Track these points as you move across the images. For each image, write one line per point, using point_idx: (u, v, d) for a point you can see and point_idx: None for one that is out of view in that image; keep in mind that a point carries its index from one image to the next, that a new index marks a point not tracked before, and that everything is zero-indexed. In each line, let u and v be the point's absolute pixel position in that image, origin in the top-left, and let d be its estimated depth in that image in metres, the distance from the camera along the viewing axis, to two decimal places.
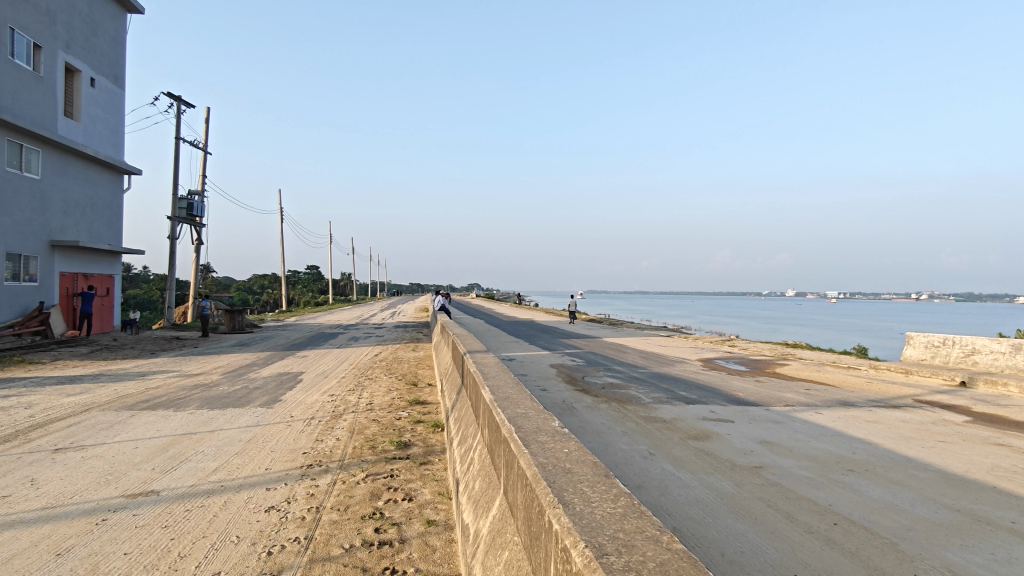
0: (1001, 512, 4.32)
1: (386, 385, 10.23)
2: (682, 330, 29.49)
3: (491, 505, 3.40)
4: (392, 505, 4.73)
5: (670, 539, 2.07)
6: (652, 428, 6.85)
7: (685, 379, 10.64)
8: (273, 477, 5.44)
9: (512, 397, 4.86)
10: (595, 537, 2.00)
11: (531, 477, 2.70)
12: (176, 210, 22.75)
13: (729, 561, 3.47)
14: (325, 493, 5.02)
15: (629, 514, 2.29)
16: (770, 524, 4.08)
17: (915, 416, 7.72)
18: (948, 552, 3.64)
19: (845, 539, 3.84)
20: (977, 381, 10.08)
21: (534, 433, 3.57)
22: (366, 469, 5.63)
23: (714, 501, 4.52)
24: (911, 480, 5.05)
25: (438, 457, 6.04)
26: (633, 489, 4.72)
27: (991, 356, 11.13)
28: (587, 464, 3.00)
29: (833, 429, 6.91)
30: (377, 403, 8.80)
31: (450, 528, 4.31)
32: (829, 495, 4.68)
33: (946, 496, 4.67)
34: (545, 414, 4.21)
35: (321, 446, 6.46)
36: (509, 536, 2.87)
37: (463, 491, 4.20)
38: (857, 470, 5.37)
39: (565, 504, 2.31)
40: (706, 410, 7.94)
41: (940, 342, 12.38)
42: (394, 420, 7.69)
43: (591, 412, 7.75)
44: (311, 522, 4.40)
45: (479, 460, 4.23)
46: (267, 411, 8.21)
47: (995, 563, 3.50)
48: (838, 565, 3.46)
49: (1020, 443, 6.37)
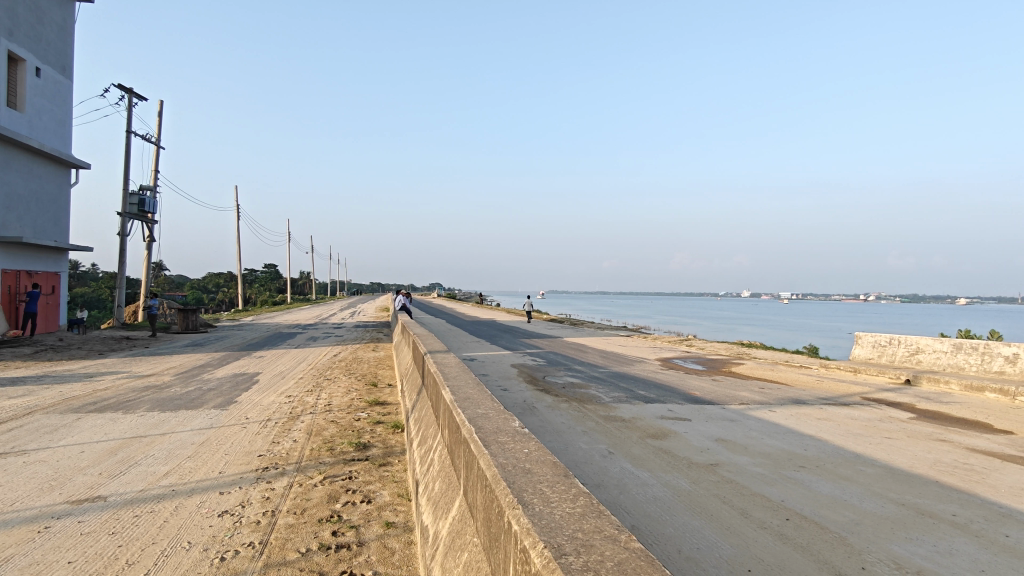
0: (943, 506, 4.51)
1: (345, 385, 10.10)
2: (643, 330, 29.80)
3: (451, 506, 3.39)
4: (351, 508, 4.68)
5: (627, 538, 2.09)
6: (611, 428, 6.91)
7: (644, 379, 10.76)
8: (227, 480, 5.32)
9: (472, 397, 4.87)
10: (554, 537, 2.02)
11: (490, 477, 2.71)
12: (126, 206, 22.03)
13: (685, 558, 3.53)
14: (281, 496, 4.93)
15: (587, 514, 2.31)
16: (725, 520, 4.17)
17: (862, 414, 7.98)
18: (894, 546, 3.78)
19: (797, 534, 3.95)
20: (921, 379, 10.48)
21: (494, 433, 3.58)
22: (324, 471, 5.55)
23: (672, 499, 4.59)
24: (859, 476, 5.23)
25: (398, 459, 6.00)
26: (592, 488, 4.77)
27: (934, 355, 11.58)
28: (548, 464, 3.02)
29: (786, 427, 7.10)
30: (336, 403, 8.67)
31: (409, 530, 4.28)
32: (781, 491, 4.81)
33: (892, 491, 4.85)
34: (506, 415, 4.22)
35: (277, 448, 6.35)
36: (468, 537, 2.87)
37: (423, 493, 4.18)
38: (808, 466, 5.52)
39: (524, 505, 2.33)
40: (664, 409, 8.10)
41: (887, 342, 12.83)
42: (353, 420, 7.61)
43: (551, 412, 7.78)
44: (266, 526, 4.32)
45: (439, 461, 4.22)
46: (221, 413, 8.02)
47: (938, 555, 3.64)
48: (790, 560, 3.55)
49: (961, 439, 6.66)
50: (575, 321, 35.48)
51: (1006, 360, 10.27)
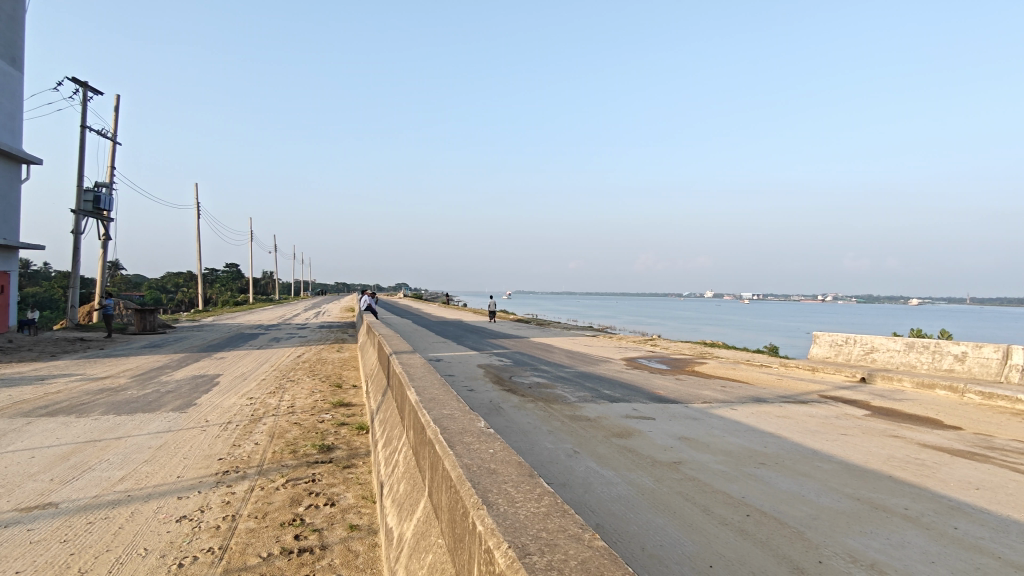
0: (896, 500, 4.66)
1: (309, 387, 9.95)
2: (608, 330, 30.05)
3: (416, 507, 3.37)
4: (314, 511, 4.61)
5: (591, 536, 2.11)
6: (577, 427, 6.94)
7: (610, 378, 10.84)
8: (185, 485, 5.20)
9: (438, 398, 4.84)
10: (518, 537, 2.02)
11: (455, 478, 2.70)
12: (80, 202, 21.36)
13: (649, 555, 3.58)
14: (242, 500, 4.85)
15: (551, 513, 2.32)
16: (687, 517, 4.23)
17: (819, 411, 8.18)
18: (849, 539, 3.89)
19: (757, 530, 4.03)
20: (876, 377, 10.80)
21: (459, 434, 3.56)
22: (286, 474, 5.46)
23: (636, 497, 4.65)
24: (817, 472, 5.36)
25: (362, 460, 5.94)
26: (557, 487, 4.79)
27: (888, 354, 11.94)
28: (513, 464, 3.03)
29: (746, 424, 7.24)
30: (299, 405, 8.54)
31: (374, 532, 4.25)
32: (742, 488, 4.91)
33: (848, 486, 4.98)
34: (471, 415, 4.20)
35: (238, 451, 6.23)
36: (432, 539, 2.86)
37: (387, 495, 4.15)
38: (768, 462, 5.65)
39: (489, 505, 2.33)
40: (628, 408, 8.16)
41: (843, 341, 13.20)
42: (317, 422, 7.52)
43: (517, 412, 7.79)
44: (226, 531, 4.23)
45: (404, 462, 4.20)
46: (180, 416, 7.82)
47: (890, 547, 3.76)
48: (751, 555, 3.62)
49: (912, 435, 6.89)
50: (540, 321, 35.64)
51: (956, 358, 10.65)
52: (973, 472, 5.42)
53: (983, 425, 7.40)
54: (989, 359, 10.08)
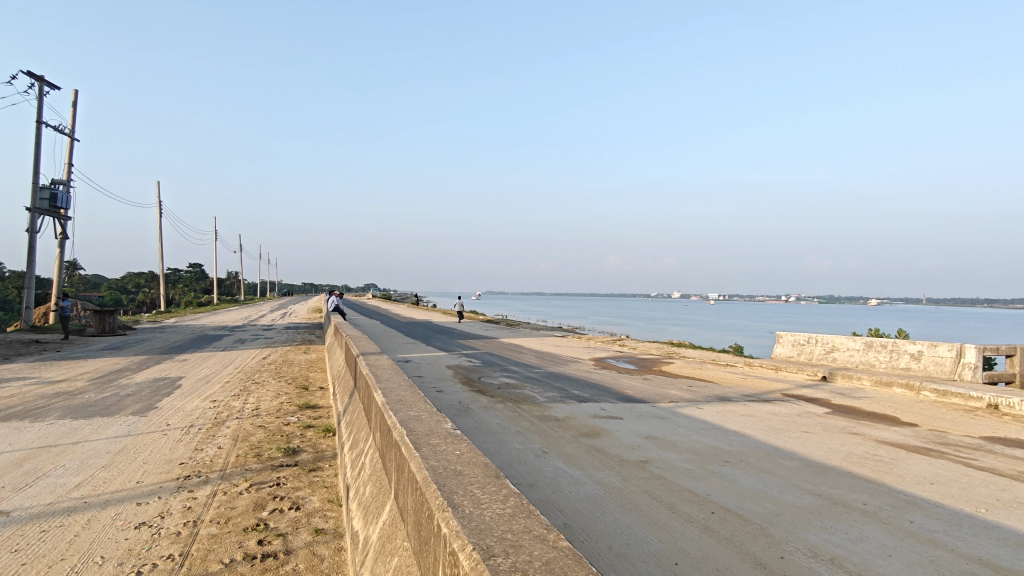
0: (855, 495, 4.79)
1: (274, 389, 9.79)
2: (576, 331, 30.26)
3: (382, 510, 3.35)
4: (278, 516, 4.55)
5: (555, 537, 2.13)
6: (545, 428, 6.97)
7: (579, 378, 10.90)
8: (145, 490, 5.08)
9: (406, 399, 4.80)
10: (482, 539, 2.03)
11: (421, 480, 2.69)
12: (36, 200, 20.68)
13: (616, 554, 3.61)
14: (204, 505, 4.75)
15: (517, 514, 2.33)
16: (654, 516, 4.28)
17: (782, 410, 8.36)
18: (810, 535, 3.98)
19: (721, 527, 4.10)
20: (836, 376, 11.08)
21: (425, 436, 3.54)
22: (250, 478, 5.37)
23: (603, 496, 4.69)
24: (779, 469, 5.48)
25: (329, 463, 5.87)
26: (525, 487, 4.80)
27: (848, 353, 12.27)
28: (479, 465, 3.03)
29: (712, 423, 7.35)
30: (264, 408, 8.40)
31: (339, 536, 4.21)
32: (707, 486, 4.99)
33: (809, 482, 5.10)
34: (438, 417, 4.18)
35: (200, 455, 6.10)
36: (399, 542, 2.84)
37: (353, 498, 4.11)
38: (732, 460, 5.75)
39: (454, 507, 2.33)
40: (596, 408, 8.22)
41: (805, 340, 13.52)
42: (282, 425, 7.41)
43: (486, 413, 7.79)
44: (186, 537, 4.15)
45: (371, 465, 4.16)
46: (140, 420, 7.63)
47: (849, 542, 3.86)
48: (716, 552, 3.68)
49: (871, 431, 7.08)
50: (507, 321, 35.74)
51: (912, 357, 10.98)
52: (928, 468, 5.60)
53: (937, 421, 7.65)
54: (943, 357, 10.41)
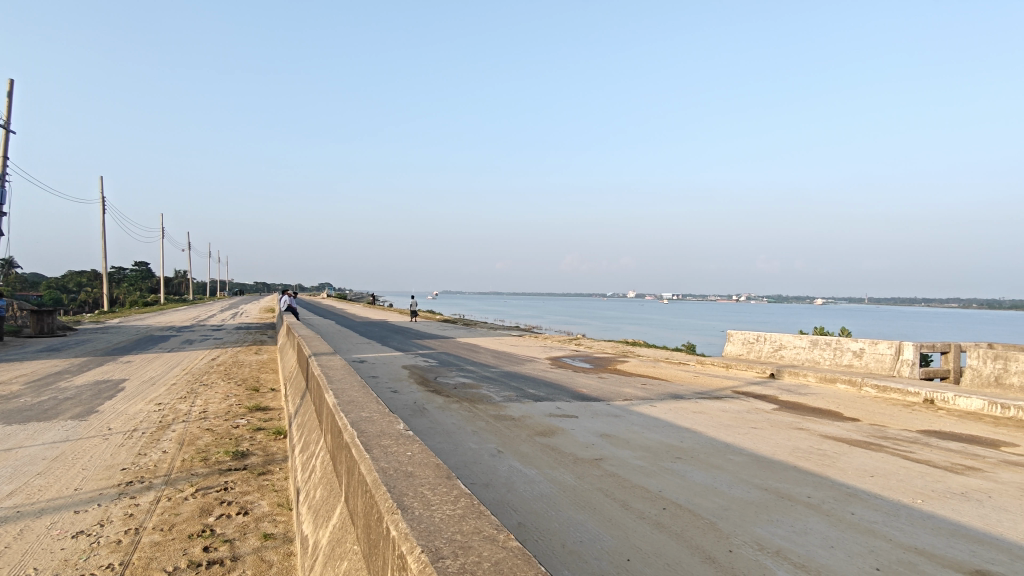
0: (799, 489, 4.95)
1: (223, 391, 9.54)
2: (533, 330, 30.37)
3: (332, 513, 3.31)
4: (225, 521, 4.44)
5: (505, 537, 2.14)
6: (501, 427, 7.00)
7: (535, 377, 10.93)
8: (83, 498, 4.88)
9: (358, 401, 4.74)
10: (431, 541, 2.02)
11: (371, 483, 2.67)
12: None
13: (569, 552, 3.65)
14: (147, 512, 4.59)
15: (467, 515, 2.33)
16: (606, 513, 4.35)
17: (732, 406, 8.59)
18: (757, 528, 4.10)
19: (672, 522, 4.19)
20: (783, 372, 11.44)
21: (377, 437, 3.51)
22: (196, 483, 5.22)
23: (557, 494, 4.73)
24: (728, 464, 5.63)
25: (279, 466, 5.76)
26: (479, 487, 4.80)
27: (794, 351, 12.68)
28: (431, 466, 3.03)
29: (665, 421, 7.50)
30: (212, 410, 8.18)
31: (289, 541, 4.13)
32: (659, 482, 5.09)
33: (757, 477, 5.26)
34: (391, 418, 4.15)
35: (144, 460, 5.90)
36: (348, 546, 2.81)
37: (303, 501, 4.05)
38: (683, 457, 5.88)
39: (403, 509, 2.32)
40: (551, 406, 8.28)
41: (754, 338, 13.90)
42: (231, 428, 7.23)
43: (441, 413, 7.76)
44: (127, 545, 4.01)
45: (322, 467, 4.10)
46: (79, 424, 7.33)
47: (794, 534, 4.00)
48: (665, 547, 3.76)
49: (815, 426, 7.34)
50: (462, 320, 35.56)
51: (854, 354, 11.41)
52: (869, 461, 5.83)
53: (878, 416, 7.97)
54: (883, 354, 10.85)
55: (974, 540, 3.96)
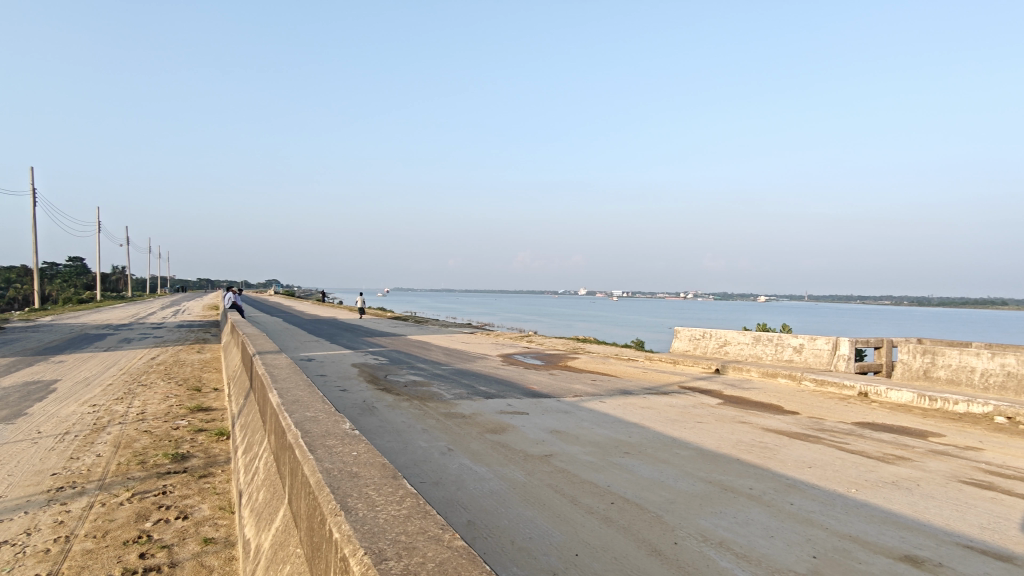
0: (742, 481, 5.11)
1: (162, 391, 9.20)
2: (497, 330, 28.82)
3: (275, 516, 3.24)
4: (163, 526, 4.29)
5: (450, 536, 2.14)
6: (451, 424, 6.99)
7: (486, 375, 10.92)
8: (9, 506, 4.65)
9: (303, 400, 4.65)
10: (375, 543, 2.01)
11: (314, 484, 2.62)
12: None
13: (518, 548, 3.67)
14: (78, 519, 4.41)
15: (412, 516, 2.32)
16: (556, 508, 4.39)
17: (679, 401, 8.78)
18: (702, 520, 4.22)
19: (620, 516, 4.26)
20: (728, 368, 11.76)
21: (322, 437, 3.45)
22: (133, 487, 5.03)
23: (507, 491, 4.76)
24: (674, 458, 5.75)
25: (221, 469, 5.60)
26: (428, 485, 4.77)
27: (738, 347, 13.07)
28: (376, 466, 3.00)
29: (613, 416, 7.62)
30: (150, 412, 7.88)
31: (231, 545, 4.02)
32: (608, 477, 5.17)
33: (701, 470, 5.40)
34: (336, 417, 4.09)
35: (76, 465, 5.65)
36: (291, 549, 2.76)
37: (245, 504, 3.95)
38: (631, 452, 5.97)
39: (347, 511, 2.29)
40: (502, 404, 8.28)
41: (700, 334, 14.25)
42: (171, 429, 6.99)
43: (390, 411, 7.68)
44: (57, 555, 3.84)
45: (265, 469, 4.01)
46: (5, 428, 6.96)
47: (737, 525, 4.13)
48: (614, 541, 3.82)
49: (757, 420, 7.58)
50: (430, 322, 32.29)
51: (795, 349, 11.83)
52: (807, 453, 6.06)
53: (816, 409, 8.30)
54: (821, 349, 11.29)
55: (904, 527, 4.17)
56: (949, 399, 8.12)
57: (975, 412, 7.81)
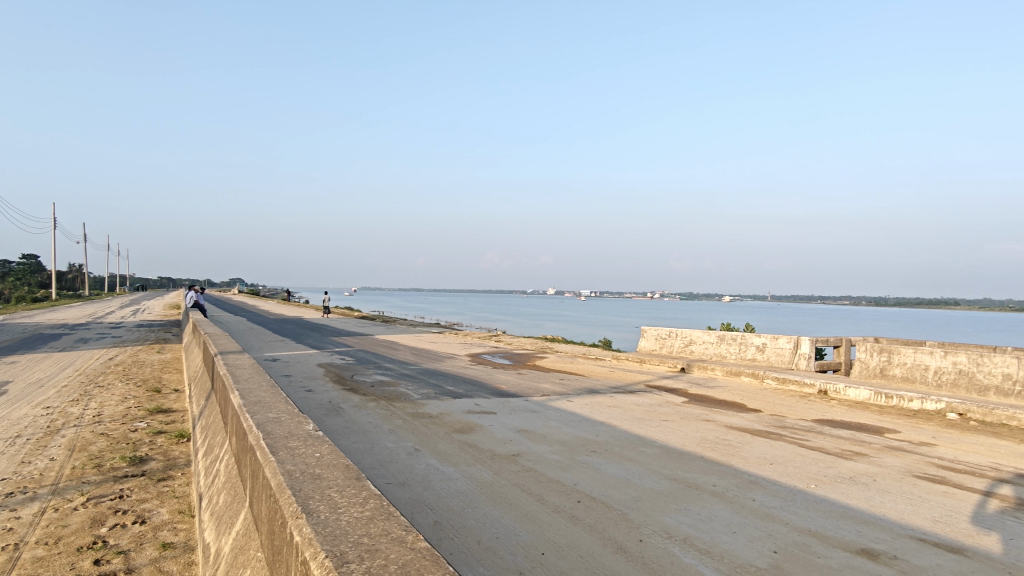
0: (706, 478, 5.19)
1: (120, 393, 8.95)
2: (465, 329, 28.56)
3: (235, 520, 3.19)
4: (119, 531, 4.18)
5: (413, 538, 2.14)
6: (419, 425, 6.96)
7: (454, 375, 10.88)
8: None
9: (265, 401, 4.57)
10: (337, 545, 1.99)
11: (275, 487, 2.59)
12: None
13: (484, 548, 3.67)
14: (29, 525, 4.27)
15: (375, 518, 2.31)
16: (523, 507, 4.40)
17: (645, 400, 8.88)
18: (666, 517, 4.28)
19: (586, 515, 4.30)
20: (693, 367, 11.93)
21: (284, 439, 3.41)
22: (87, 492, 4.89)
23: (474, 491, 4.76)
24: (639, 456, 5.82)
25: (181, 472, 5.48)
26: (394, 486, 4.74)
27: (704, 346, 13.26)
28: (340, 468, 2.97)
29: (581, 415, 7.68)
30: (107, 414, 7.66)
31: (190, 550, 3.94)
32: (574, 476, 5.20)
33: (667, 468, 5.47)
34: (300, 418, 4.04)
35: (28, 469, 5.46)
36: (252, 553, 2.71)
37: (206, 507, 3.88)
38: (598, 451, 6.02)
39: (309, 513, 2.26)
40: (470, 403, 8.27)
41: (666, 334, 14.43)
42: (128, 431, 6.81)
43: (357, 412, 7.60)
44: (6, 563, 3.72)
45: (225, 471, 3.94)
46: None
47: (700, 522, 4.19)
48: (580, 540, 3.85)
49: (721, 418, 7.70)
50: (395, 322, 30.87)
51: (758, 348, 12.07)
52: (769, 449, 6.19)
53: (778, 406, 8.48)
54: (783, 348, 11.54)
55: (861, 521, 4.28)
56: (904, 396, 8.37)
57: (929, 409, 8.07)
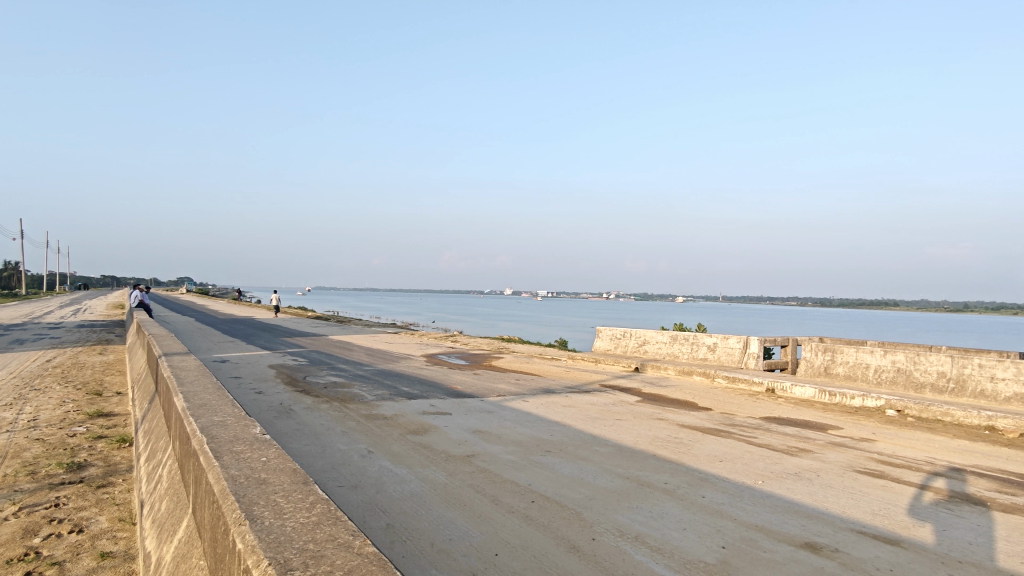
0: (658, 476, 5.28)
1: (57, 396, 8.58)
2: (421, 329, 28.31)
3: (177, 527, 3.10)
4: (54, 541, 4.01)
5: (361, 543, 2.12)
6: (373, 426, 6.88)
7: (409, 375, 10.80)
8: None
9: (212, 404, 4.44)
10: (281, 552, 1.95)
11: (218, 493, 2.52)
12: None
13: (438, 550, 3.66)
14: None
15: (322, 523, 2.27)
16: (476, 509, 4.40)
17: (599, 399, 8.99)
18: (619, 515, 4.34)
19: (539, 514, 4.32)
20: (647, 366, 12.12)
21: (229, 443, 3.33)
22: (20, 500, 4.68)
23: (427, 492, 4.74)
24: (593, 455, 5.88)
25: (122, 478, 5.29)
26: (346, 489, 4.68)
27: (657, 345, 13.48)
28: (287, 472, 2.91)
29: (536, 415, 7.72)
30: (43, 418, 7.33)
31: (131, 559, 3.81)
32: (529, 475, 5.23)
33: (619, 466, 5.55)
34: (247, 422, 3.95)
35: None
36: (194, 561, 2.64)
37: (147, 515, 3.75)
38: (552, 450, 6.06)
39: (253, 520, 2.21)
40: (424, 404, 8.22)
41: (621, 334, 14.61)
42: (66, 437, 6.53)
43: (309, 414, 7.47)
44: None
45: (169, 476, 3.82)
46: None
47: (652, 519, 4.27)
48: (533, 539, 3.87)
49: (674, 417, 7.85)
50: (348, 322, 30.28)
51: (709, 348, 12.35)
52: (718, 447, 6.34)
53: (728, 405, 8.70)
54: (733, 348, 11.83)
55: (805, 515, 4.43)
56: (846, 394, 8.69)
57: (869, 406, 8.40)
